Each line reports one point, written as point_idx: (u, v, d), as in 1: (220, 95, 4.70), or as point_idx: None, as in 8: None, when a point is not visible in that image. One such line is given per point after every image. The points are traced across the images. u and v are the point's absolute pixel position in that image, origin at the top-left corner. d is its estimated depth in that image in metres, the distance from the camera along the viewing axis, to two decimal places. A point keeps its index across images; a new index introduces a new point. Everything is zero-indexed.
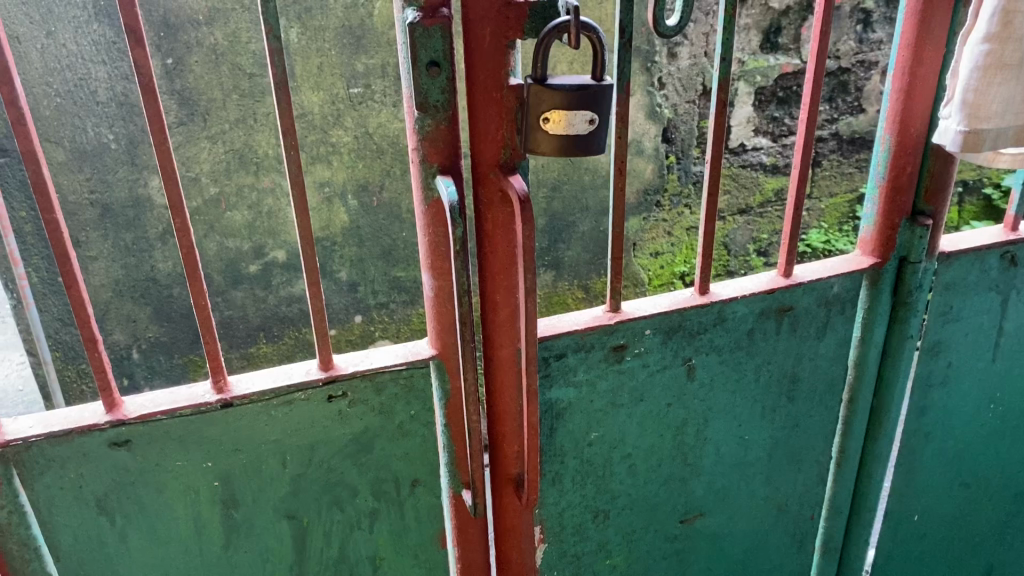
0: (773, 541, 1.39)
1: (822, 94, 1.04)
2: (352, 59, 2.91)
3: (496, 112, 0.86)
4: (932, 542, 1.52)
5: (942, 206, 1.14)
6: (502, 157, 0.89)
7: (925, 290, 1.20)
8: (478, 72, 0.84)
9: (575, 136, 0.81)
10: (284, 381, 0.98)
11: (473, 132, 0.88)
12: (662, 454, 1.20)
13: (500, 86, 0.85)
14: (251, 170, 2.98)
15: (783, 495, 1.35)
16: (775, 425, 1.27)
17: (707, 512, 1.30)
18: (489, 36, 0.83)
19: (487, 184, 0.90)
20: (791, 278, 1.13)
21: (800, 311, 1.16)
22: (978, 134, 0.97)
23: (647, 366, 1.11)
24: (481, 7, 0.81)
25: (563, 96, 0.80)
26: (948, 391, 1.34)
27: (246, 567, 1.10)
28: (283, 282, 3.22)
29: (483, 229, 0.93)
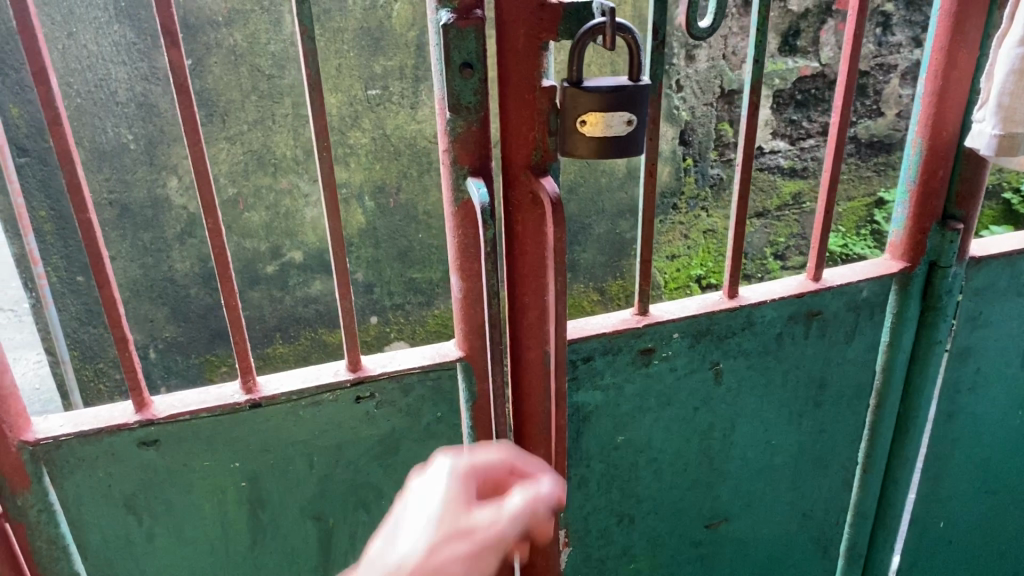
0: (797, 546, 1.38)
1: (853, 97, 1.03)
2: (370, 61, 2.91)
3: (528, 113, 0.86)
4: (958, 549, 1.51)
5: (973, 211, 1.13)
6: (533, 160, 0.88)
7: (954, 294, 1.19)
8: (511, 74, 0.84)
9: (613, 138, 0.82)
10: (312, 382, 0.98)
11: (505, 135, 0.87)
12: (687, 459, 1.20)
13: (533, 87, 0.85)
14: (270, 171, 2.99)
15: (808, 500, 1.34)
16: (802, 430, 1.26)
17: (731, 517, 1.29)
18: (523, 37, 0.83)
19: (517, 185, 0.90)
20: (820, 282, 1.12)
21: (829, 315, 1.15)
22: (1013, 137, 0.97)
23: (675, 370, 1.11)
24: (515, 9, 0.81)
25: (598, 99, 0.80)
26: (976, 398, 1.33)
27: (271, 568, 1.10)
28: (299, 283, 3.23)
29: (513, 231, 0.93)
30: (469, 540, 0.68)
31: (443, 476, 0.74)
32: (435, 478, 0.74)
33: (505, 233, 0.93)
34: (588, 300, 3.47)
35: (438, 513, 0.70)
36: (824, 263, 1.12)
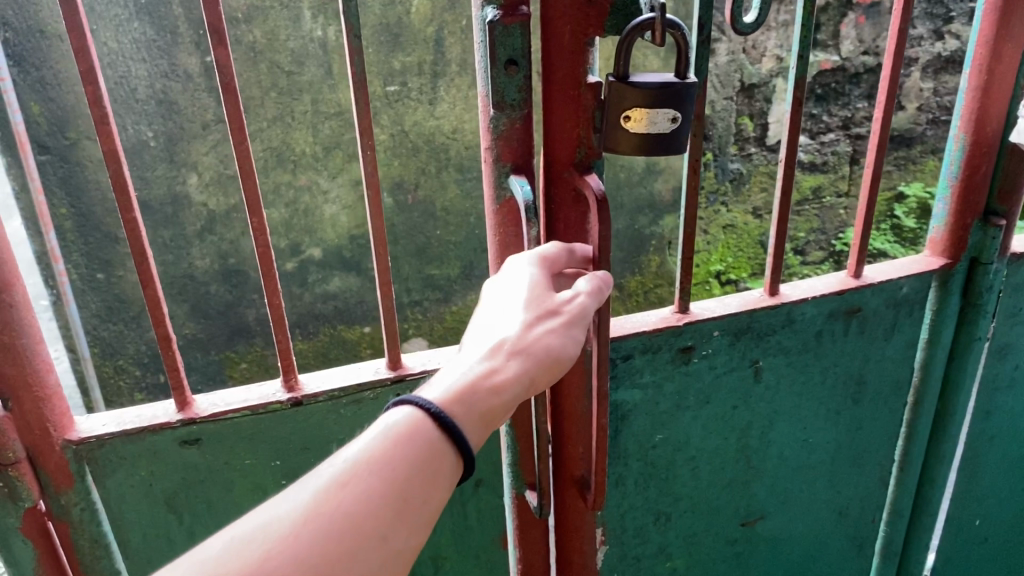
0: (832, 544, 1.38)
1: (897, 95, 1.03)
2: (389, 57, 2.91)
3: (574, 110, 0.86)
4: (993, 546, 1.50)
5: (1015, 206, 1.12)
6: (578, 157, 0.88)
7: (995, 291, 1.18)
8: (557, 70, 0.84)
9: (656, 134, 0.80)
10: (353, 380, 0.98)
11: (549, 132, 0.87)
12: (726, 457, 1.19)
13: (578, 83, 0.84)
14: (289, 168, 3.00)
15: (845, 498, 1.33)
16: (840, 427, 1.25)
17: (766, 515, 1.29)
18: (569, 33, 0.82)
19: (560, 182, 0.90)
20: (860, 279, 1.12)
21: (868, 312, 1.15)
22: None
23: (714, 368, 1.10)
24: (562, 5, 0.81)
25: (644, 95, 0.78)
26: (1014, 395, 1.32)
27: None
28: (318, 279, 3.23)
29: (555, 229, 0.93)
30: (562, 316, 0.74)
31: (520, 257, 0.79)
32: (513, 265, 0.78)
33: (547, 230, 0.94)
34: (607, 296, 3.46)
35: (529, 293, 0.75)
36: (864, 259, 1.12)
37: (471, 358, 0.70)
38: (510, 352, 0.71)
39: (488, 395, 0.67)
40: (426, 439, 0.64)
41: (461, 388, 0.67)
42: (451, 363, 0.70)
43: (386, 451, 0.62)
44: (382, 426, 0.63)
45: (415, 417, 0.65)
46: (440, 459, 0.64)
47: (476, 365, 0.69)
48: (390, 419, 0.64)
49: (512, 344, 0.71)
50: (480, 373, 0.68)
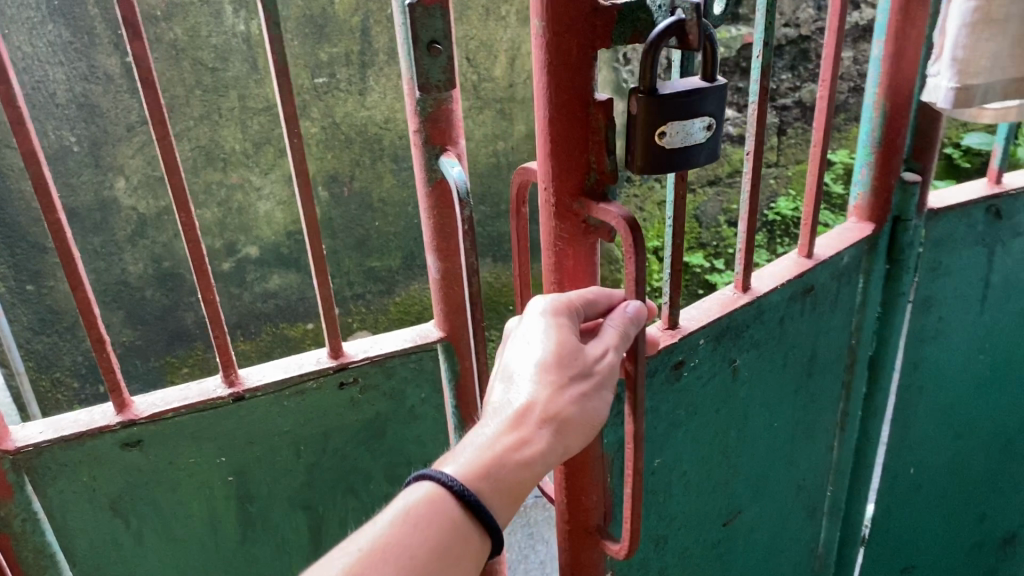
0: (793, 518, 1.42)
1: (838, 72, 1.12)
2: (315, 48, 2.88)
3: (582, 131, 0.77)
4: (928, 492, 1.56)
5: (931, 161, 1.18)
6: (588, 184, 0.80)
7: (915, 247, 1.24)
8: (561, 92, 0.75)
9: (691, 144, 0.75)
10: (295, 370, 0.98)
11: (554, 162, 0.78)
12: (710, 463, 1.18)
13: (580, 101, 0.76)
14: (218, 166, 2.95)
15: (801, 470, 1.37)
16: (797, 404, 1.28)
17: (740, 508, 1.29)
18: (576, 48, 0.73)
19: (569, 216, 0.81)
20: (812, 258, 1.15)
21: (818, 288, 1.18)
22: (969, 89, 1.03)
23: (701, 378, 1.08)
24: (567, 18, 0.72)
25: (679, 105, 0.72)
26: (940, 345, 1.38)
27: (262, 560, 1.12)
28: (256, 278, 3.19)
29: (563, 265, 0.85)
30: (592, 377, 0.74)
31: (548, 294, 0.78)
32: (539, 303, 0.77)
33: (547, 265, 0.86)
34: None
35: (561, 345, 0.74)
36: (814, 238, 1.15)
37: (497, 424, 0.72)
38: (539, 420, 0.72)
39: (514, 473, 0.71)
40: (447, 523, 0.69)
41: (486, 468, 0.70)
42: (478, 427, 0.73)
43: (403, 537, 0.67)
44: (401, 510, 0.68)
45: (436, 500, 0.69)
46: (464, 542, 0.69)
47: (503, 437, 0.71)
48: (412, 497, 0.70)
49: (542, 410, 0.72)
50: (506, 446, 0.71)
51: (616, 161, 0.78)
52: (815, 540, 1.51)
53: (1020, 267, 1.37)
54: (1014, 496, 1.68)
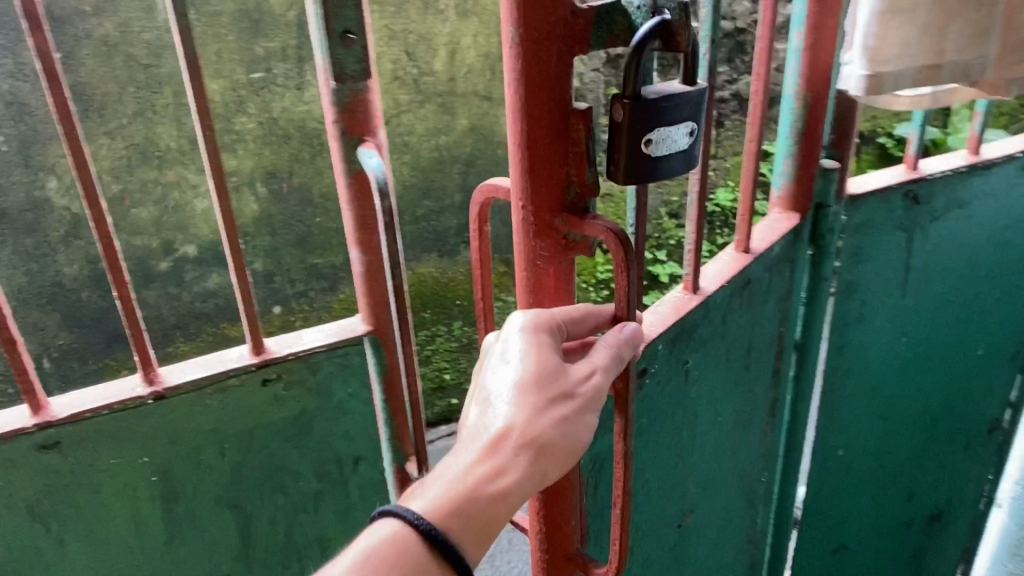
0: (735, 509, 1.41)
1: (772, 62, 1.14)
2: (250, 43, 2.81)
3: (559, 142, 0.78)
4: (857, 474, 1.61)
5: (848, 150, 1.22)
6: (568, 199, 0.81)
7: (836, 233, 1.27)
8: (540, 103, 0.76)
9: (676, 151, 0.77)
10: (216, 368, 0.98)
11: (531, 177, 0.79)
12: (663, 466, 1.13)
13: (558, 111, 0.77)
14: (153, 164, 2.88)
15: (740, 464, 1.36)
16: (737, 397, 1.26)
17: (692, 508, 1.26)
18: (555, 57, 0.74)
19: (550, 232, 0.82)
20: (749, 252, 1.15)
21: (753, 283, 1.17)
22: (880, 78, 1.06)
23: (659, 383, 1.04)
24: (546, 24, 0.72)
25: (665, 111, 0.74)
26: (865, 328, 1.41)
27: (190, 563, 1.10)
28: (195, 278, 3.14)
29: (543, 286, 0.86)
30: (574, 400, 0.77)
31: (526, 314, 0.80)
32: (513, 322, 0.79)
33: (527, 286, 0.86)
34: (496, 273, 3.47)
35: (541, 367, 0.76)
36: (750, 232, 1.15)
37: (472, 451, 0.74)
38: (517, 446, 0.74)
39: (487, 504, 0.72)
40: (410, 561, 0.69)
41: (460, 496, 0.71)
42: (451, 455, 0.74)
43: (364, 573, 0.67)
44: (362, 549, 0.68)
45: (401, 537, 0.69)
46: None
47: (477, 464, 0.73)
48: (375, 533, 0.70)
49: (520, 436, 0.74)
50: (482, 473, 0.72)
51: (596, 174, 0.80)
52: (754, 530, 1.51)
53: (940, 253, 1.40)
54: (939, 476, 1.74)
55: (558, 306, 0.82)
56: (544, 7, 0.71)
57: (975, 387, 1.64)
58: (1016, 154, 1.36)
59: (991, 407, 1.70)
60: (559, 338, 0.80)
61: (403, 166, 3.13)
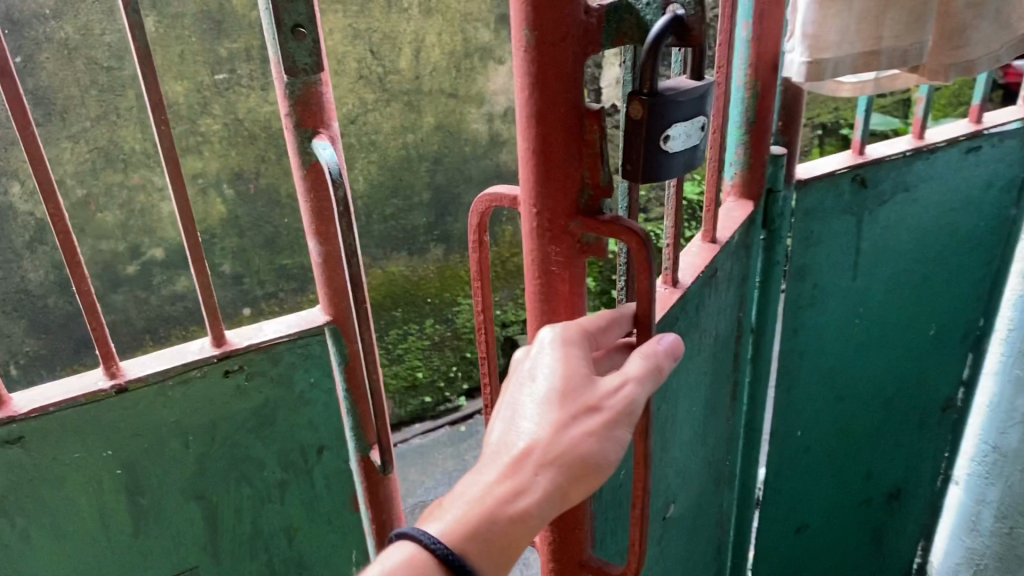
0: (707, 495, 1.38)
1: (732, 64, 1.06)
2: (214, 44, 2.82)
3: (575, 144, 0.77)
4: (815, 454, 1.66)
5: (795, 136, 1.26)
6: (582, 202, 0.80)
7: (786, 217, 1.31)
8: (553, 107, 0.75)
9: (691, 145, 0.76)
10: (178, 361, 0.99)
11: (546, 179, 0.79)
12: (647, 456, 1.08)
13: (572, 112, 0.76)
14: (118, 167, 2.87)
15: (711, 448, 1.35)
16: (707, 379, 1.24)
17: (673, 499, 1.22)
18: (571, 58, 0.74)
19: (565, 236, 0.82)
20: (716, 241, 1.15)
21: (721, 273, 1.17)
22: (819, 64, 1.11)
23: None
24: (559, 27, 0.72)
25: (680, 107, 0.73)
26: (818, 311, 1.46)
27: (158, 553, 1.12)
28: (163, 281, 3.12)
29: (559, 288, 0.86)
30: (599, 415, 0.74)
31: (555, 330, 0.79)
32: (542, 341, 0.78)
33: (544, 290, 0.86)
34: (466, 270, 3.49)
35: (563, 384, 0.75)
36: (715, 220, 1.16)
37: (492, 471, 0.73)
38: (537, 466, 0.73)
39: (504, 526, 0.71)
40: None
41: (476, 520, 0.71)
42: (474, 475, 0.74)
43: None
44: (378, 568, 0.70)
45: (413, 559, 0.71)
46: None
47: (495, 485, 0.72)
48: (392, 554, 0.71)
49: (539, 455, 0.73)
50: (500, 495, 0.72)
51: (610, 173, 0.79)
52: (721, 513, 1.51)
53: (887, 234, 1.45)
54: (895, 452, 1.80)
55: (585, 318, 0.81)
56: (554, 7, 0.71)
57: (925, 366, 1.71)
58: (958, 138, 1.41)
59: (944, 386, 1.78)
60: (588, 353, 0.78)
61: (370, 165, 3.14)
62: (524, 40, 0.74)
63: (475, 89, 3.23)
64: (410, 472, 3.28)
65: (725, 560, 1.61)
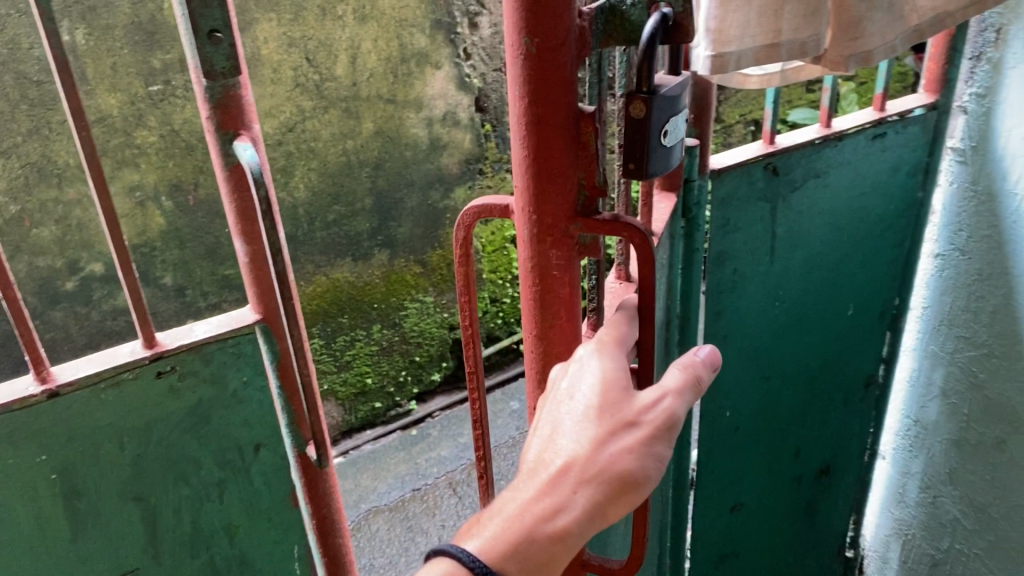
0: None
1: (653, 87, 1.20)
2: (147, 56, 2.80)
3: (573, 147, 0.90)
4: (745, 434, 1.73)
5: (705, 128, 1.32)
6: (579, 205, 0.93)
7: (703, 206, 1.35)
8: (556, 113, 0.87)
9: (676, 136, 0.92)
10: (109, 364, 1.01)
11: (550, 185, 0.91)
12: None
13: (571, 117, 0.88)
14: (53, 182, 2.84)
15: None
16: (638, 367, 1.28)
17: None
18: (569, 67, 0.86)
19: (566, 237, 0.94)
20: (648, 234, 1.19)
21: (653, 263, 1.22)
22: (723, 57, 1.19)
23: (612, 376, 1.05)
24: (560, 37, 0.84)
25: (670, 103, 0.88)
26: (738, 296, 1.52)
27: (98, 556, 1.13)
28: (104, 296, 3.10)
29: (561, 291, 0.98)
30: (635, 430, 0.86)
31: (597, 356, 0.91)
32: (585, 365, 0.91)
33: (545, 292, 0.98)
34: (411, 274, 3.51)
35: (604, 400, 0.87)
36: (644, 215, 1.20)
37: (538, 483, 0.85)
38: (580, 478, 0.84)
39: (548, 533, 0.82)
40: None
41: (525, 527, 0.82)
42: (521, 486, 0.85)
43: None
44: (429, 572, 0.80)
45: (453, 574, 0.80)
46: None
47: (543, 497, 0.83)
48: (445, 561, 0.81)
49: (582, 468, 0.84)
50: (547, 506, 0.83)
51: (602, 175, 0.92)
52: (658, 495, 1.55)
53: (800, 219, 1.52)
54: (820, 429, 1.89)
55: (618, 344, 0.94)
56: (553, 19, 0.83)
57: (846, 345, 1.80)
58: (864, 126, 1.50)
59: (866, 364, 1.88)
60: (626, 378, 0.90)
61: (310, 172, 3.14)
62: (523, 48, 0.85)
63: (413, 93, 3.25)
64: (362, 478, 3.29)
65: (665, 541, 1.66)
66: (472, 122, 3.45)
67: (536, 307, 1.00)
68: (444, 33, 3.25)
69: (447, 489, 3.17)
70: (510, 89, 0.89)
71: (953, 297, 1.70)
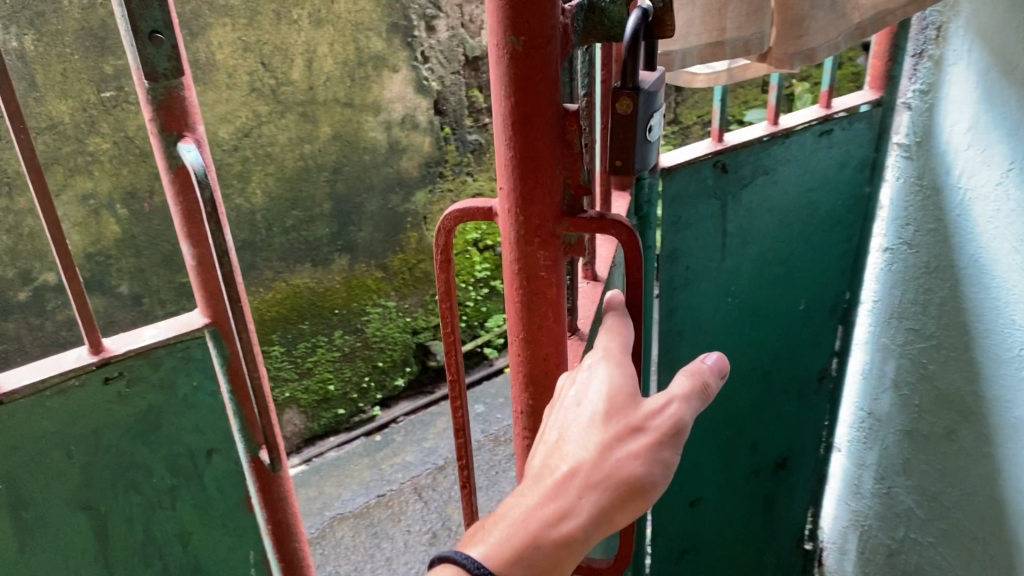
0: None
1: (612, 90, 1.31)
2: (98, 61, 2.76)
3: (559, 147, 0.89)
4: (701, 429, 1.75)
5: None
6: (566, 204, 0.92)
7: (653, 203, 1.36)
8: (544, 111, 0.86)
9: (656, 133, 0.96)
10: (54, 370, 0.99)
11: (537, 185, 0.90)
12: None
13: (557, 115, 0.87)
14: (3, 191, 2.79)
15: None
16: None
17: None
18: (554, 64, 0.85)
19: (553, 238, 0.93)
20: None
21: None
22: (669, 55, 1.24)
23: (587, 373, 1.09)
24: (545, 34, 0.83)
25: (652, 98, 0.92)
26: (691, 292, 1.55)
27: (47, 567, 1.11)
28: (59, 306, 3.05)
29: (547, 291, 0.98)
30: (640, 436, 0.85)
31: (604, 361, 0.91)
32: (592, 370, 0.91)
33: (530, 293, 0.98)
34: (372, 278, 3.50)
35: (609, 406, 0.87)
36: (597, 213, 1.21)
37: (543, 490, 0.85)
38: (584, 485, 0.84)
39: (552, 539, 0.82)
40: None
41: (528, 534, 0.82)
42: (526, 493, 0.85)
43: None
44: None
45: None
46: None
47: (547, 504, 0.84)
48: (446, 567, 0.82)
49: (587, 475, 0.84)
50: (552, 512, 0.83)
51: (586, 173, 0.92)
52: None
53: (751, 216, 1.55)
54: (776, 423, 1.91)
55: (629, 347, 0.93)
56: (537, 16, 0.82)
57: (800, 339, 1.82)
58: (811, 123, 1.52)
59: (820, 357, 1.91)
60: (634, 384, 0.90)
61: (268, 178, 3.11)
62: (508, 47, 0.84)
63: (371, 97, 3.24)
64: (326, 486, 3.27)
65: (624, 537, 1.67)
66: (431, 125, 3.45)
67: (523, 308, 0.99)
68: (402, 37, 3.24)
69: (412, 494, 3.16)
70: (494, 87, 0.88)
71: (902, 290, 1.73)
